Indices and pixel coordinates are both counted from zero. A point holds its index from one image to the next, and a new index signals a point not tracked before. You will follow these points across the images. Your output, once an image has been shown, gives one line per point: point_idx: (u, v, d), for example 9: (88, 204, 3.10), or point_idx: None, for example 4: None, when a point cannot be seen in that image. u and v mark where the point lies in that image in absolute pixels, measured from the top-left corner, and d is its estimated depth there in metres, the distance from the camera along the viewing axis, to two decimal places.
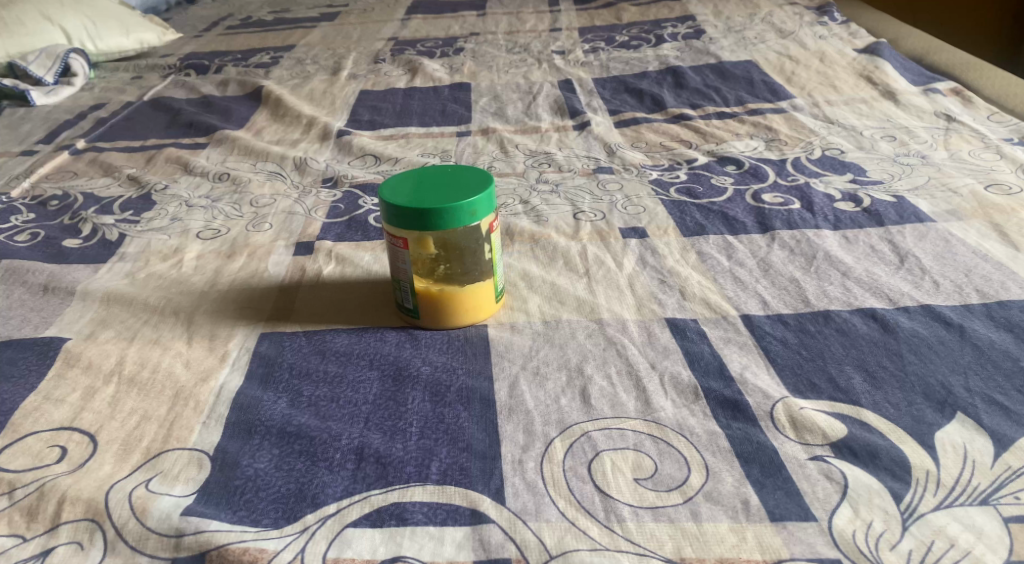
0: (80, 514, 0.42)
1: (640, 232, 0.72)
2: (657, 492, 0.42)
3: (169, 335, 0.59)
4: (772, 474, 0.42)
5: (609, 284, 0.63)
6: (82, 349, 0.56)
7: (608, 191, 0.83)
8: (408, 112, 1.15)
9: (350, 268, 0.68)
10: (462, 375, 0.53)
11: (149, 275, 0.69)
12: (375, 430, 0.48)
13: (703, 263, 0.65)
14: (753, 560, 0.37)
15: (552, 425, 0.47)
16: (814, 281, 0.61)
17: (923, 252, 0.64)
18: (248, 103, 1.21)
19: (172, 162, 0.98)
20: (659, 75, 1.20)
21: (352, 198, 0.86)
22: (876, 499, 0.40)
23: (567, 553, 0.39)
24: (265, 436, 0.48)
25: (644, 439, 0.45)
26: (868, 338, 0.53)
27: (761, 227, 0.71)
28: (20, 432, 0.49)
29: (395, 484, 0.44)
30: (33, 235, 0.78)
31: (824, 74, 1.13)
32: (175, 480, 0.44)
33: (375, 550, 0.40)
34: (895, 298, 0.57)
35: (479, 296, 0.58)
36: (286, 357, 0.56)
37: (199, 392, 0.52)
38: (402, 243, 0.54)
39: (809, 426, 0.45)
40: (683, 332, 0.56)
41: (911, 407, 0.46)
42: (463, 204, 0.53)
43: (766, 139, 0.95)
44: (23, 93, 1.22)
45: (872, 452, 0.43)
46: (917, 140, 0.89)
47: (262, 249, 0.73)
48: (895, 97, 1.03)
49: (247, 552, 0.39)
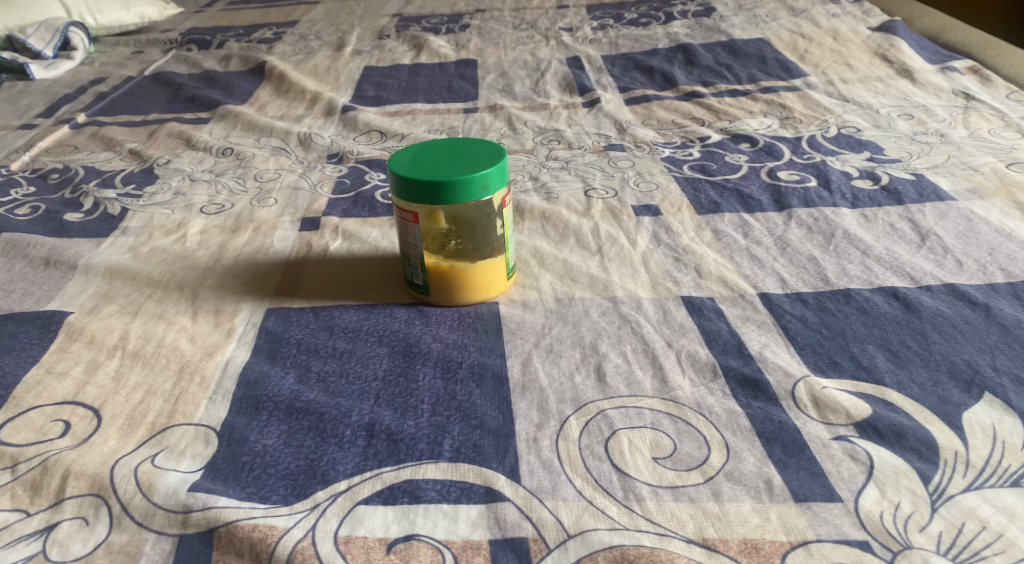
0: (84, 489, 0.41)
1: (653, 209, 0.71)
2: (676, 472, 0.41)
3: (174, 309, 0.57)
4: (795, 454, 0.41)
5: (622, 261, 0.62)
6: (84, 323, 0.55)
7: (619, 167, 0.81)
8: (413, 88, 1.13)
9: (358, 243, 0.67)
10: (473, 351, 0.52)
11: (152, 250, 0.68)
12: (385, 406, 0.47)
13: (718, 240, 0.64)
14: (778, 541, 0.36)
15: (567, 403, 0.46)
16: (833, 259, 0.59)
17: (944, 231, 0.62)
18: (251, 78, 1.19)
19: (174, 137, 0.96)
20: (670, 52, 1.17)
21: (358, 174, 0.84)
22: (903, 479, 0.39)
23: (585, 533, 0.38)
24: (273, 412, 0.46)
25: (662, 418, 0.44)
26: (890, 317, 0.51)
27: (778, 205, 0.69)
28: (23, 406, 0.47)
29: (407, 462, 0.42)
30: (33, 209, 0.77)
31: (838, 53, 1.11)
32: (181, 455, 0.43)
33: (387, 528, 0.39)
34: (917, 277, 0.56)
35: (491, 272, 0.56)
36: (293, 333, 0.54)
37: (205, 367, 0.51)
38: (413, 217, 0.53)
39: (831, 405, 0.44)
40: (700, 310, 0.54)
41: (937, 387, 0.45)
42: (475, 177, 0.52)
43: (780, 117, 0.93)
44: (22, 67, 1.20)
45: (898, 433, 0.41)
46: (934, 118, 0.87)
47: (268, 224, 0.72)
48: (912, 75, 1.01)
49: (257, 529, 0.38)
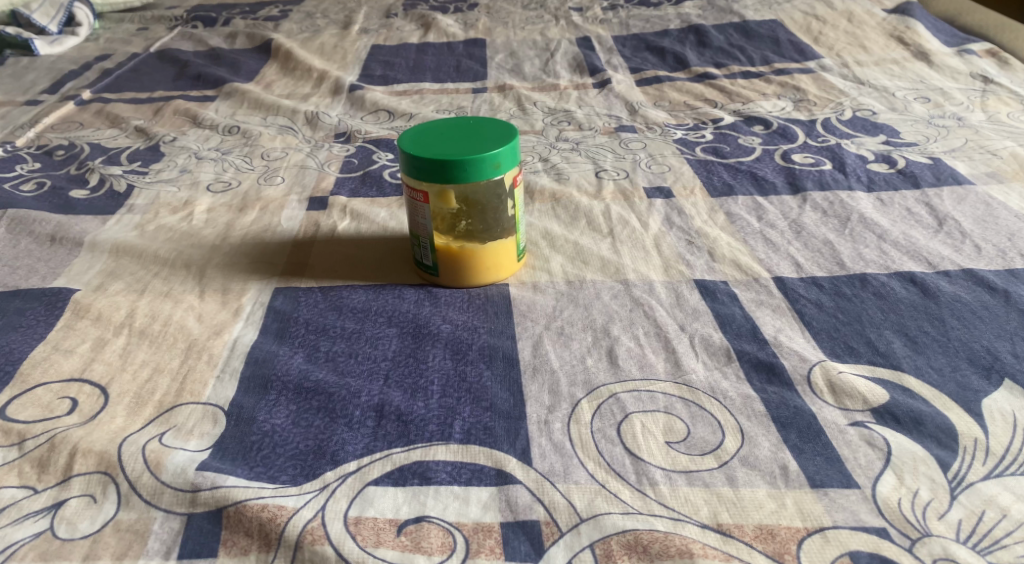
0: (92, 466, 0.41)
1: (665, 191, 0.70)
2: (690, 456, 0.40)
3: (181, 288, 0.57)
4: (811, 439, 0.40)
5: (634, 244, 0.61)
6: (91, 300, 0.55)
7: (631, 149, 0.80)
8: (421, 68, 1.12)
9: (366, 223, 0.66)
10: (484, 333, 0.51)
11: (159, 227, 0.67)
12: (395, 387, 0.46)
13: (732, 223, 0.63)
14: (793, 528, 0.36)
15: (579, 386, 0.45)
16: (849, 243, 0.59)
17: (963, 216, 0.61)
18: (258, 56, 1.18)
19: (180, 114, 0.95)
20: (682, 33, 1.15)
21: (365, 153, 0.83)
22: (922, 467, 0.38)
23: (598, 517, 0.37)
24: (281, 391, 0.46)
25: (675, 402, 0.44)
26: (907, 302, 0.51)
27: (792, 189, 0.68)
28: (29, 382, 0.47)
29: (418, 443, 0.42)
30: (39, 185, 0.76)
31: (853, 35, 1.09)
32: (189, 434, 0.43)
33: (398, 509, 0.38)
34: (935, 262, 0.55)
35: (501, 254, 0.56)
36: (302, 313, 0.54)
37: (212, 346, 0.50)
38: (423, 196, 0.52)
39: (848, 390, 0.43)
40: (713, 294, 0.54)
41: (955, 373, 0.44)
42: (486, 156, 0.51)
43: (794, 99, 0.91)
44: (26, 42, 1.19)
45: (917, 419, 0.41)
46: (952, 102, 0.86)
47: (275, 203, 0.71)
48: (928, 58, 1.00)
49: (266, 509, 0.38)
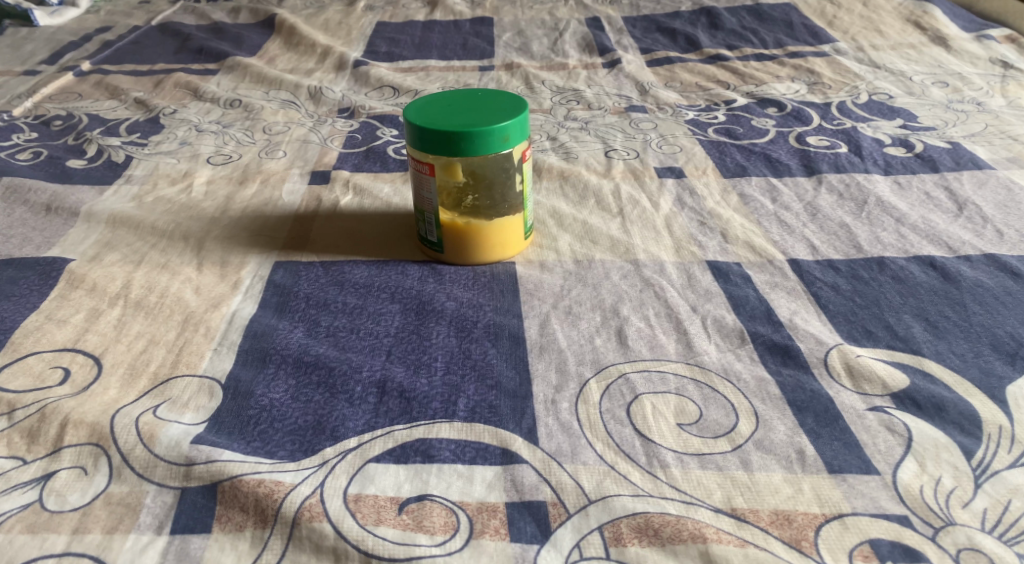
0: (84, 438, 0.40)
1: (676, 172, 0.68)
2: (702, 438, 0.39)
3: (178, 260, 0.55)
4: (828, 424, 0.39)
5: (645, 224, 0.60)
6: (86, 270, 0.53)
7: (641, 129, 0.78)
8: (427, 45, 1.10)
9: (370, 199, 0.64)
10: (489, 311, 0.50)
11: (157, 199, 0.65)
12: (398, 363, 0.45)
13: (745, 205, 0.61)
14: (811, 514, 0.34)
15: (587, 365, 0.44)
16: (866, 226, 0.57)
17: (984, 200, 0.59)
18: (261, 31, 1.16)
19: (181, 87, 0.93)
20: (693, 14, 1.13)
21: (369, 129, 0.81)
22: (944, 454, 0.37)
23: (607, 499, 0.36)
24: (280, 365, 0.45)
25: (687, 383, 0.42)
26: (927, 286, 0.49)
27: (807, 171, 0.67)
28: (21, 351, 0.46)
29: (420, 420, 0.41)
30: (36, 154, 0.75)
31: (869, 19, 1.06)
32: (184, 407, 0.42)
33: (399, 487, 0.37)
34: (955, 247, 0.53)
35: (508, 231, 0.54)
36: (302, 287, 0.52)
37: (209, 318, 0.49)
38: (428, 168, 0.51)
39: (867, 375, 0.42)
40: (726, 276, 0.52)
41: (978, 359, 0.43)
42: (495, 128, 0.49)
43: (808, 82, 0.89)
44: (25, 13, 1.17)
45: (939, 405, 0.39)
46: (971, 87, 0.83)
47: (276, 177, 0.69)
48: (946, 42, 0.97)
49: (263, 485, 0.37)
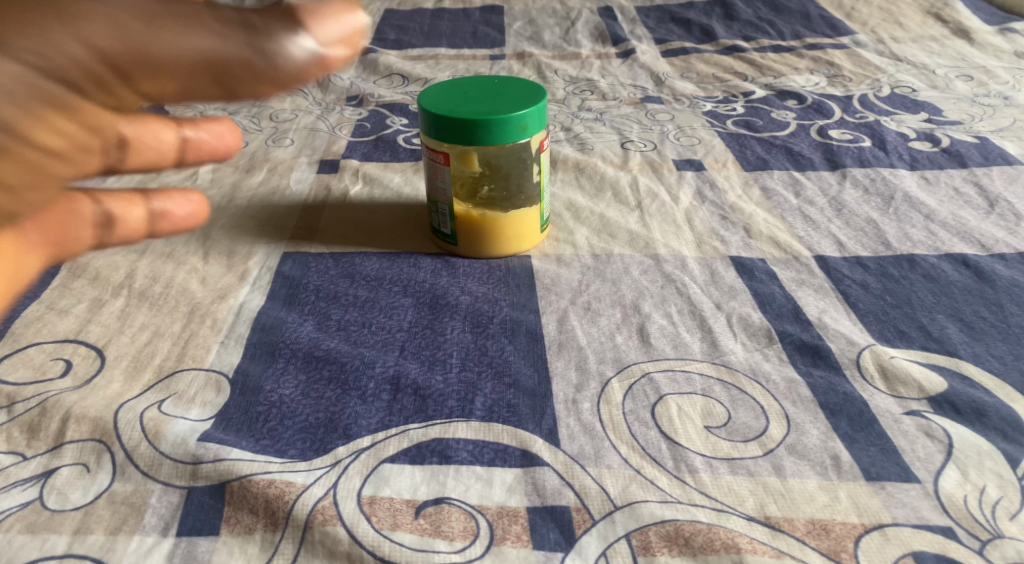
0: (86, 433, 0.38)
1: (696, 164, 0.66)
2: (732, 442, 0.37)
3: (184, 249, 0.54)
4: (863, 429, 0.37)
5: (664, 217, 0.58)
6: (88, 259, 0.52)
7: (658, 121, 0.76)
8: (436, 33, 1.08)
9: (380, 189, 0.63)
10: (505, 306, 0.48)
11: (162, 186, 0.64)
12: (412, 359, 0.43)
13: (768, 199, 0.60)
14: (849, 523, 0.33)
15: (608, 364, 0.42)
16: (894, 222, 0.55)
17: (1015, 197, 0.57)
18: None
19: None
20: (708, 5, 1.11)
21: (378, 117, 0.79)
22: (987, 462, 0.35)
23: (634, 505, 0.34)
24: (290, 360, 0.43)
25: (714, 384, 0.40)
26: (960, 285, 0.47)
27: (831, 165, 0.65)
28: (21, 342, 0.44)
29: (436, 419, 0.39)
30: None
31: (889, 10, 1.04)
32: (190, 402, 0.40)
33: (415, 490, 0.35)
34: (988, 244, 0.52)
35: (524, 224, 0.52)
36: (312, 279, 0.51)
37: (216, 310, 0.47)
38: (443, 157, 0.49)
39: (902, 377, 0.40)
40: (751, 272, 0.50)
41: (1018, 362, 0.41)
42: (513, 116, 0.47)
43: (828, 75, 0.87)
44: None
45: (979, 410, 0.38)
46: (996, 81, 0.81)
47: (284, 165, 0.68)
48: (968, 35, 0.95)
49: (273, 485, 0.35)
